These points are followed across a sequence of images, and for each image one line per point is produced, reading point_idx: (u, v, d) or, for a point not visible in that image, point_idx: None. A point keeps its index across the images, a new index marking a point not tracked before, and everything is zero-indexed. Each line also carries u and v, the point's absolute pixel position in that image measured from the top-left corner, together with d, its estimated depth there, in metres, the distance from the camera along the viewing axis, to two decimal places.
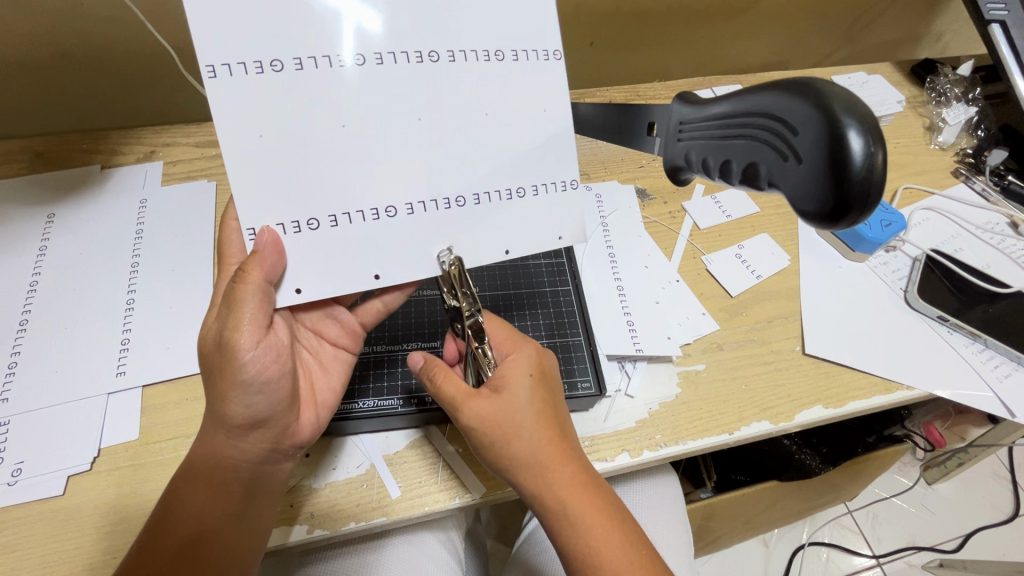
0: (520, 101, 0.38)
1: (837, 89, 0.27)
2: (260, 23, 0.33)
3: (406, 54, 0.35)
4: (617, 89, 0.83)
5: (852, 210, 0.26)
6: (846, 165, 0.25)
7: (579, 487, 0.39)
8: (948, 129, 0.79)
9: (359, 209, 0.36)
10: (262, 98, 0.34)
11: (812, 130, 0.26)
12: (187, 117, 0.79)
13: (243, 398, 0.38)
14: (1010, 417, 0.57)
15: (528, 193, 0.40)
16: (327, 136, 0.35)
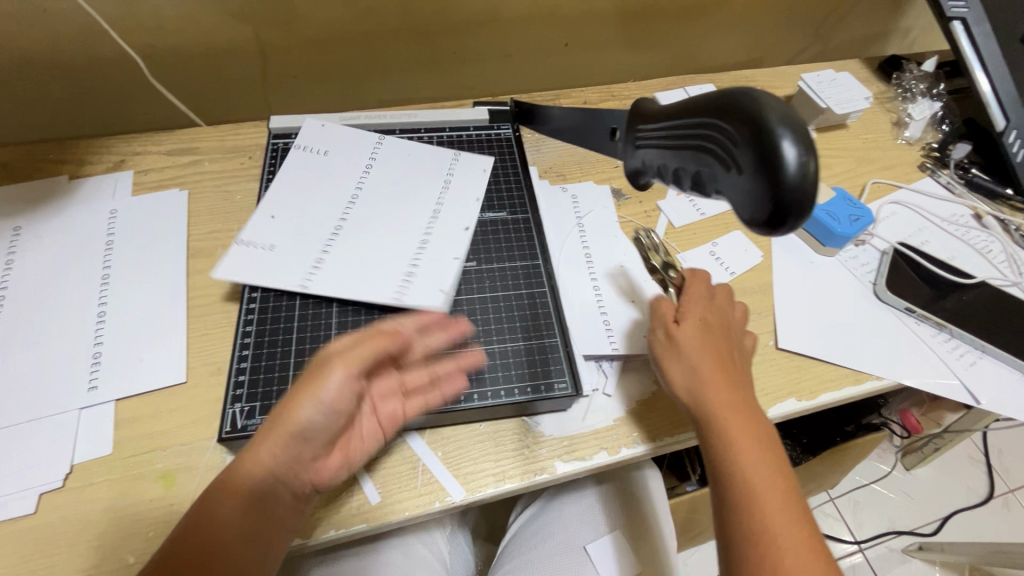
0: (399, 151, 0.64)
1: (773, 99, 0.27)
2: (275, 255, 0.54)
3: (353, 189, 0.60)
4: (592, 89, 0.84)
5: (790, 215, 0.27)
6: (780, 174, 0.26)
7: (753, 424, 0.46)
8: (914, 124, 0.81)
9: (422, 244, 0.56)
10: (332, 267, 0.53)
11: (746, 140, 0.27)
12: (159, 124, 0.78)
13: (311, 418, 0.42)
14: (976, 403, 0.59)
15: (450, 173, 0.63)
16: (375, 245, 0.56)
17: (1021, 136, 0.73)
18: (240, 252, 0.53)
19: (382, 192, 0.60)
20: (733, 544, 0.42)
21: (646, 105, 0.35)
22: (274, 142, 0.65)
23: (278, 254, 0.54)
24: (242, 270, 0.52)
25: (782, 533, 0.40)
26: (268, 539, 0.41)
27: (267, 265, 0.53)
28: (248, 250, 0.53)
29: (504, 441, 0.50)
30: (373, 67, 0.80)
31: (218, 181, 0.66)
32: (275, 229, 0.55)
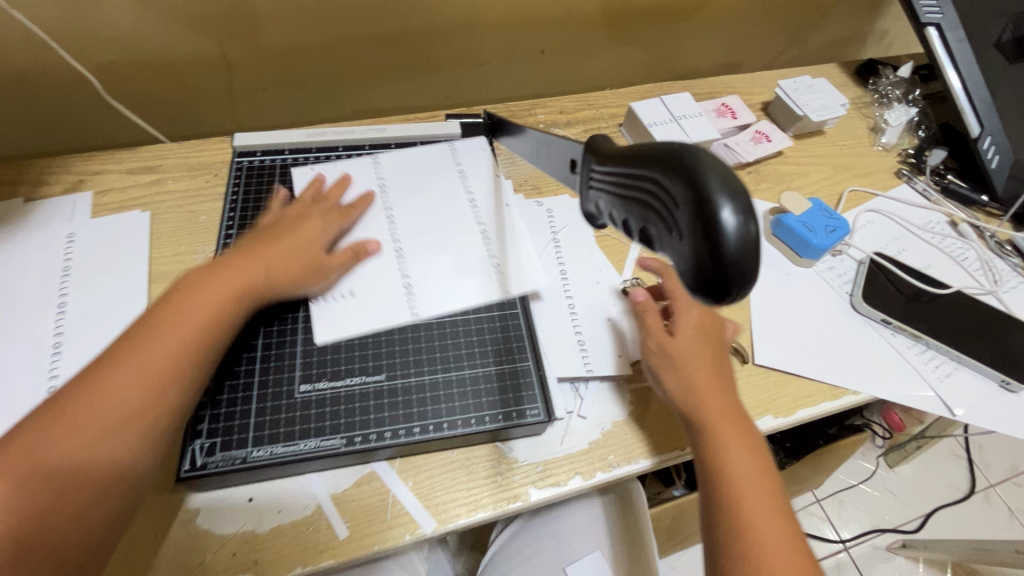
0: (404, 165, 0.63)
1: (718, 165, 0.25)
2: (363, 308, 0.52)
3: (390, 214, 0.58)
4: (568, 97, 0.82)
5: (732, 288, 0.24)
6: (720, 245, 0.23)
7: (738, 426, 0.47)
8: (891, 130, 0.81)
9: (494, 247, 0.58)
10: (439, 300, 0.53)
11: (687, 206, 0.24)
12: (125, 140, 0.76)
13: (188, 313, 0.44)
14: (951, 414, 0.59)
15: (459, 169, 0.63)
16: (458, 259, 0.56)
17: (995, 142, 0.73)
18: (319, 308, 0.51)
19: (414, 205, 0.60)
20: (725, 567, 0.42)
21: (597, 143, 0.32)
22: (238, 161, 0.63)
23: (363, 295, 0.53)
24: (330, 322, 0.51)
25: (770, 550, 0.42)
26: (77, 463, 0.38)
27: (356, 312, 0.52)
28: (324, 304, 0.52)
29: (477, 469, 0.49)
30: (344, 77, 0.78)
31: (182, 201, 0.64)
32: (346, 283, 0.53)
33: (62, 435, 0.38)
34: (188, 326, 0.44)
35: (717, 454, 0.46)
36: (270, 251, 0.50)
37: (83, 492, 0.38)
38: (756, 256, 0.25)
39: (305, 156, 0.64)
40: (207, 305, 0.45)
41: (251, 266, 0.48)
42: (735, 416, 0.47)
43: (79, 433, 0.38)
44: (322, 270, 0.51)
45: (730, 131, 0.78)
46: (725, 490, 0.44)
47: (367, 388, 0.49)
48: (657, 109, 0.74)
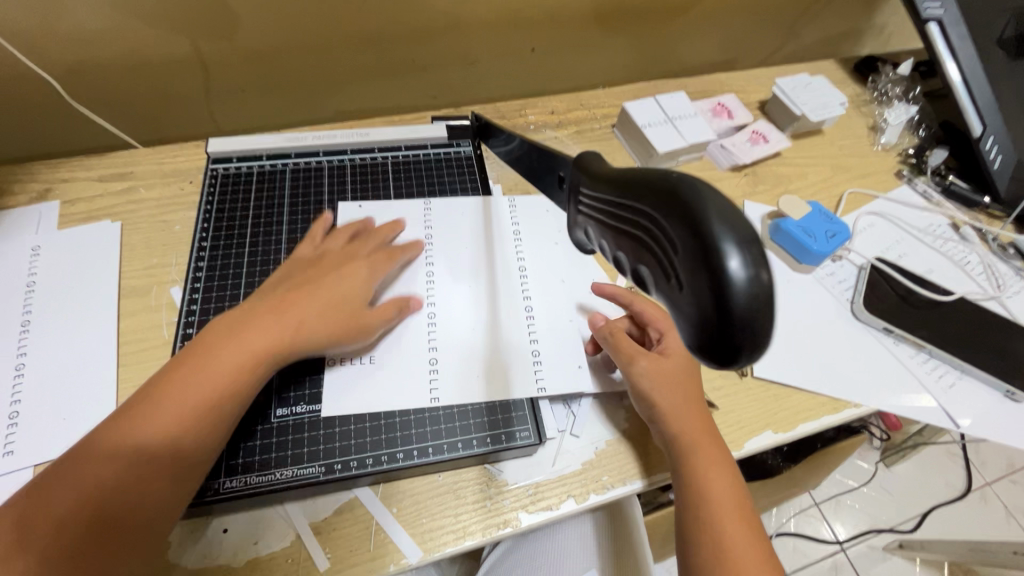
0: (452, 215, 0.60)
1: (723, 200, 0.19)
2: (376, 379, 0.48)
3: (425, 270, 0.55)
4: (560, 97, 0.80)
5: (740, 357, 0.19)
6: (724, 301, 0.18)
7: (713, 451, 0.45)
8: (891, 129, 0.79)
9: (529, 314, 0.54)
10: (455, 372, 0.50)
11: (687, 250, 0.19)
12: (101, 146, 0.74)
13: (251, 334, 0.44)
14: (955, 426, 0.57)
15: (515, 225, 0.60)
16: (484, 327, 0.52)
17: (998, 142, 0.71)
18: (332, 378, 0.48)
19: (452, 260, 0.57)
20: None
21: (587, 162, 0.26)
22: (213, 168, 0.60)
23: (383, 367, 0.49)
24: (346, 396, 0.47)
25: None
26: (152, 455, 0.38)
27: (373, 384, 0.48)
28: (342, 372, 0.48)
29: (465, 493, 0.46)
30: (327, 78, 0.75)
31: (156, 210, 0.61)
32: (364, 349, 0.50)
33: (141, 424, 0.39)
34: (269, 330, 0.44)
35: (695, 477, 0.43)
36: (311, 300, 0.47)
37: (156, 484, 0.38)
38: (772, 316, 0.19)
39: (283, 162, 0.61)
40: (274, 324, 0.45)
41: (287, 317, 0.46)
42: (711, 438, 0.46)
43: (161, 425, 0.39)
44: (364, 327, 0.48)
45: (727, 131, 0.75)
46: (705, 517, 0.42)
47: (347, 412, 0.47)
48: (651, 109, 0.71)
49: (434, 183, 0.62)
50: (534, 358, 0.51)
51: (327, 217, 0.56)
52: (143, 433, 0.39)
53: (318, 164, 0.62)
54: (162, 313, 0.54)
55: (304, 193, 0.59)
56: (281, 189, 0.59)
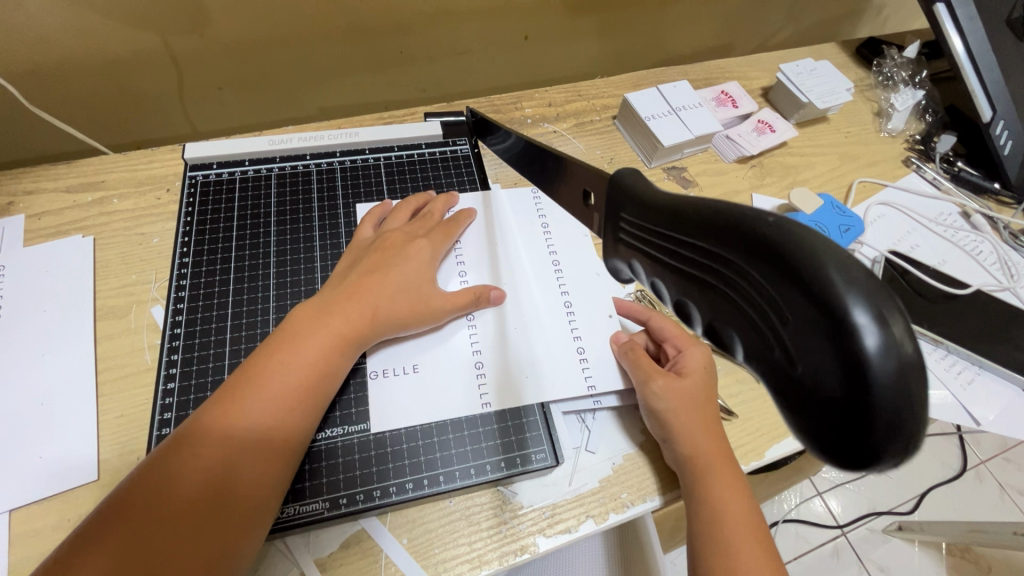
0: (482, 211, 0.57)
1: (846, 260, 0.16)
2: (421, 390, 0.46)
3: (462, 272, 0.53)
4: (556, 88, 0.76)
5: (883, 458, 0.16)
6: (865, 396, 0.15)
7: (724, 466, 0.42)
8: (897, 115, 0.76)
9: (569, 311, 0.52)
10: (502, 378, 0.47)
11: (806, 326, 0.16)
12: (66, 149, 0.69)
13: (323, 324, 0.43)
14: (975, 424, 0.56)
15: (544, 218, 0.57)
16: (526, 328, 0.50)
17: (1008, 127, 0.70)
18: (378, 389, 0.46)
19: (487, 258, 0.54)
20: None
21: (630, 187, 0.23)
22: (192, 176, 0.56)
23: (429, 374, 0.47)
24: (391, 407, 0.45)
25: None
26: (250, 441, 0.37)
27: (420, 394, 0.46)
28: (386, 383, 0.46)
29: (478, 519, 0.44)
30: (311, 73, 0.71)
31: (130, 222, 0.56)
32: (403, 360, 0.47)
33: (241, 406, 0.38)
34: (353, 318, 0.44)
35: (706, 497, 0.41)
36: (383, 285, 0.46)
37: (255, 473, 0.37)
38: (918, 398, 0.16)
39: (268, 167, 0.57)
40: (350, 311, 0.44)
41: (365, 304, 0.45)
42: (730, 460, 0.43)
43: (257, 411, 0.38)
44: (434, 313, 0.47)
45: (731, 121, 0.72)
46: (715, 539, 0.39)
47: (397, 429, 0.45)
48: (654, 100, 0.68)
49: (431, 184, 0.58)
50: (580, 358, 0.49)
51: (386, 202, 0.55)
52: (243, 416, 0.38)
53: (306, 168, 0.58)
54: (143, 336, 0.50)
55: (291, 198, 0.55)
56: (267, 196, 0.55)
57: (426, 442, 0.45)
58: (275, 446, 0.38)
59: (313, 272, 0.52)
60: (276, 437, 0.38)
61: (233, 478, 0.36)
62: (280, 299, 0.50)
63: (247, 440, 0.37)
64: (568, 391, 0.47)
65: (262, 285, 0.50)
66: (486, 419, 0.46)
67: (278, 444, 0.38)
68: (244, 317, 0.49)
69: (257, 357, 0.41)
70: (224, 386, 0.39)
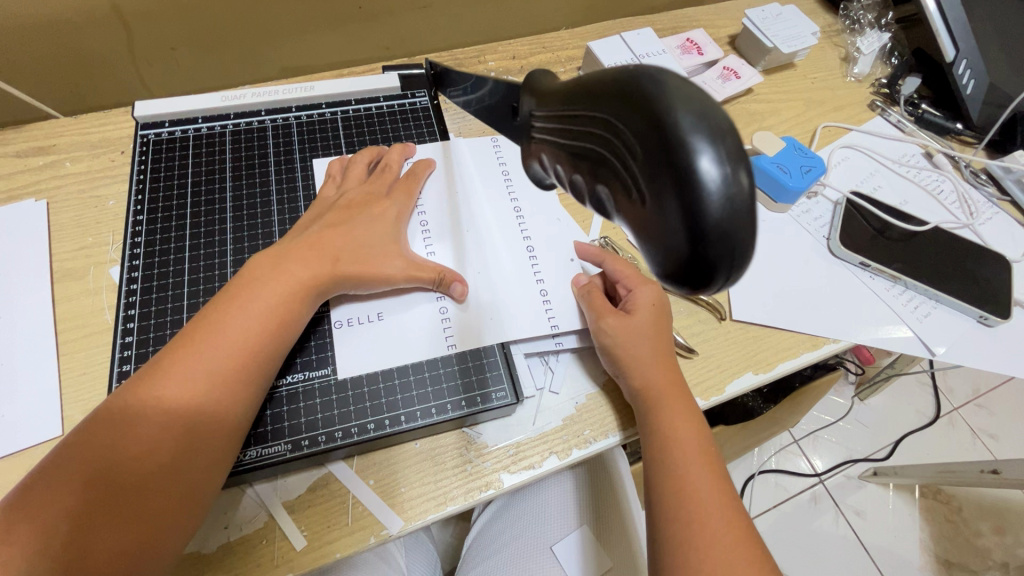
0: (444, 161, 0.57)
1: (693, 103, 0.18)
2: (385, 336, 0.47)
3: (424, 225, 0.52)
4: (520, 40, 0.75)
5: (718, 273, 0.18)
6: (699, 214, 0.17)
7: (675, 395, 0.43)
8: (864, 59, 0.76)
9: (531, 256, 0.52)
10: (463, 323, 0.48)
11: (653, 161, 0.18)
12: (17, 116, 0.67)
13: (280, 270, 0.43)
14: (930, 354, 0.57)
15: (506, 166, 0.57)
16: (487, 273, 0.50)
17: (971, 66, 0.70)
18: (342, 336, 0.46)
19: (450, 208, 0.54)
20: (660, 549, 0.38)
21: (537, 85, 0.25)
22: (143, 134, 0.55)
23: (392, 322, 0.47)
24: (354, 354, 0.46)
25: (712, 529, 0.37)
26: (205, 380, 0.37)
27: (384, 340, 0.47)
28: (349, 331, 0.47)
29: (444, 458, 0.45)
30: (267, 31, 0.69)
31: (84, 185, 0.55)
32: (366, 309, 0.48)
33: (199, 348, 0.38)
34: (311, 263, 0.44)
35: (658, 426, 0.42)
36: (345, 229, 0.47)
37: (213, 411, 0.37)
38: (753, 222, 0.18)
39: (222, 123, 0.56)
40: (306, 257, 0.44)
41: (325, 254, 0.44)
42: (672, 370, 0.44)
43: (214, 350, 0.38)
44: (386, 274, 0.46)
45: (697, 69, 0.72)
46: (665, 463, 0.41)
47: (359, 373, 0.45)
48: (617, 48, 0.67)
49: (390, 136, 0.58)
50: (542, 299, 0.50)
51: (344, 156, 0.55)
52: (198, 355, 0.38)
53: (262, 124, 0.57)
54: (103, 296, 0.49)
55: (247, 154, 0.55)
56: (222, 152, 0.55)
57: (388, 384, 0.45)
58: (236, 387, 0.39)
59: (270, 226, 0.51)
60: (234, 375, 0.39)
61: (190, 413, 0.37)
62: (238, 253, 0.50)
63: (204, 379, 0.37)
64: (530, 331, 0.48)
65: (219, 240, 0.50)
66: (450, 365, 0.47)
67: (236, 382, 0.39)
68: (201, 272, 0.48)
69: (216, 300, 0.41)
70: (185, 328, 0.40)
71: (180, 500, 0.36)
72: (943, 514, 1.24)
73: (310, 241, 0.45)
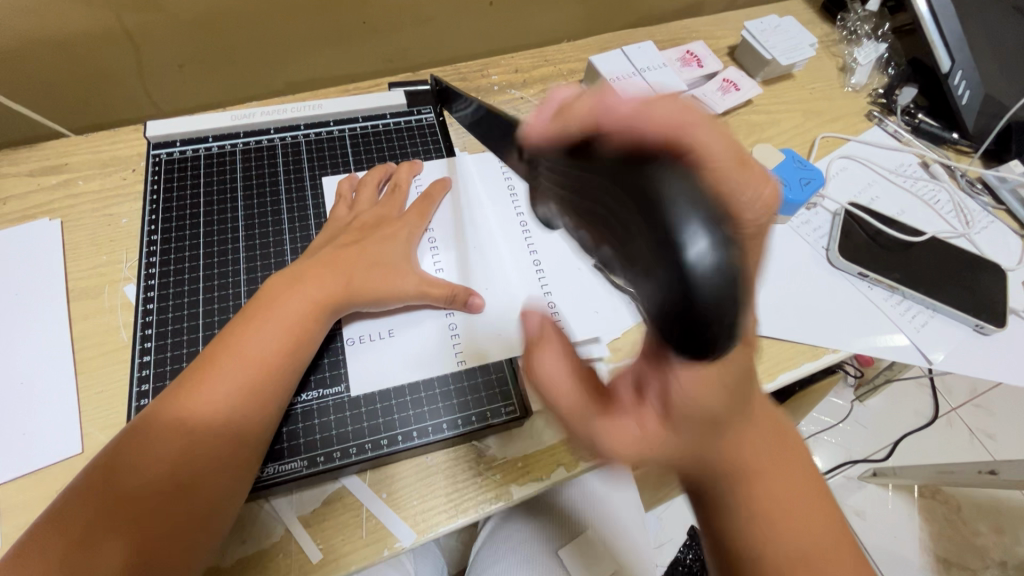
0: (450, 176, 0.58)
1: (684, 192, 0.20)
2: (397, 353, 0.48)
3: (431, 242, 0.53)
4: (523, 53, 0.76)
5: (715, 342, 0.21)
6: (693, 295, 0.20)
7: (768, 440, 0.33)
8: (859, 70, 0.77)
9: (538, 270, 0.53)
10: (473, 338, 0.49)
11: (653, 249, 0.20)
12: (25, 133, 0.67)
13: (297, 292, 0.44)
14: (927, 363, 0.59)
15: (511, 180, 0.59)
16: (496, 288, 0.52)
17: (966, 77, 0.71)
18: (355, 354, 0.47)
19: (456, 224, 0.55)
20: None
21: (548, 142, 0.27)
22: (155, 154, 0.56)
23: (403, 339, 0.49)
24: (366, 371, 0.47)
25: None
26: (223, 403, 0.39)
27: (396, 357, 0.48)
28: (361, 348, 0.48)
29: (455, 471, 0.46)
30: (273, 48, 0.70)
31: (97, 203, 0.56)
32: (377, 326, 0.49)
33: (220, 368, 0.39)
34: (326, 285, 0.45)
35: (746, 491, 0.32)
36: (359, 251, 0.48)
37: (231, 433, 0.38)
38: (745, 294, 0.21)
39: (232, 142, 0.57)
40: (321, 279, 0.45)
41: (339, 274, 0.46)
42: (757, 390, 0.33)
43: (232, 373, 0.39)
44: (398, 292, 0.47)
45: (696, 81, 0.73)
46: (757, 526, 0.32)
47: (372, 390, 0.46)
48: (619, 62, 0.68)
49: (397, 152, 0.59)
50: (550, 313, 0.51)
51: (353, 174, 0.56)
52: (217, 378, 0.39)
53: (271, 143, 0.58)
54: (118, 314, 0.50)
55: (257, 172, 0.56)
56: (233, 170, 0.56)
57: (400, 400, 0.46)
58: (256, 405, 0.40)
59: (282, 244, 0.52)
60: (251, 399, 0.39)
61: (209, 435, 0.38)
62: (250, 271, 0.51)
63: (222, 402, 0.39)
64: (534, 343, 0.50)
65: (232, 258, 0.51)
66: (461, 381, 0.48)
67: (254, 405, 0.39)
68: (215, 291, 0.49)
69: (234, 322, 0.42)
70: (206, 350, 0.41)
71: (201, 522, 0.36)
72: (941, 513, 1.25)
73: (325, 262, 0.46)
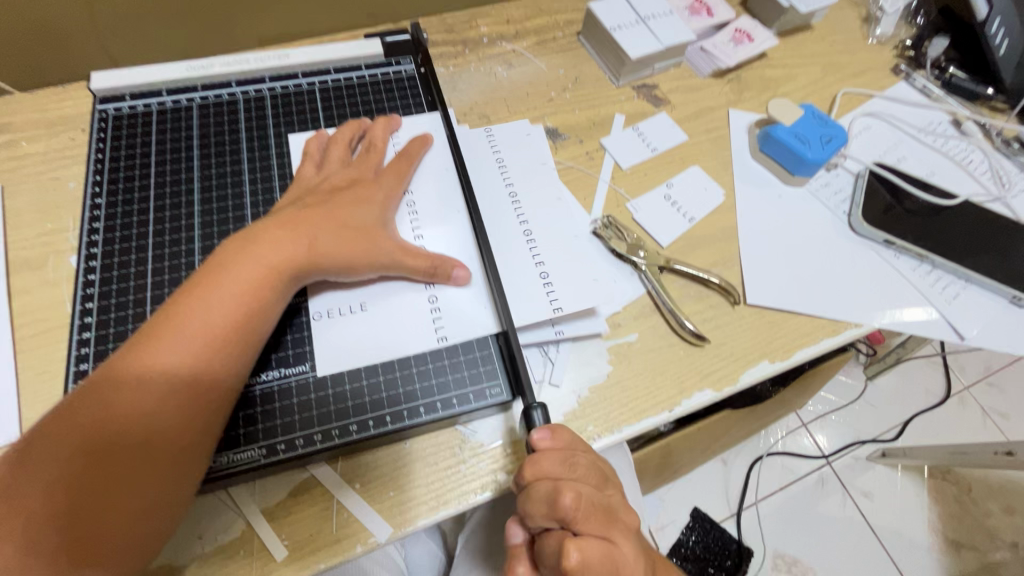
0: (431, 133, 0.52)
1: None
2: (368, 329, 0.43)
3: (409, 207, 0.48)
4: (515, 3, 0.69)
5: None
6: None
7: None
8: (886, 19, 0.70)
9: None
10: (454, 312, 0.44)
11: None
12: None
13: (251, 256, 0.38)
14: (960, 339, 0.53)
15: None
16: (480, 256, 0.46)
17: (1005, 26, 0.65)
18: (322, 330, 0.43)
19: (437, 186, 0.49)
20: None
21: None
22: (102, 110, 0.50)
23: (376, 313, 0.43)
24: (334, 349, 0.42)
25: None
26: (164, 385, 0.34)
27: (367, 333, 0.43)
28: (329, 324, 0.43)
29: (436, 459, 0.41)
30: None
31: (42, 165, 0.51)
32: (346, 300, 0.44)
33: (159, 347, 0.34)
34: (285, 248, 0.39)
35: None
36: (325, 212, 0.42)
37: (174, 418, 0.34)
38: None
39: (188, 97, 0.51)
40: (279, 242, 0.39)
41: (300, 237, 0.40)
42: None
43: (173, 351, 0.34)
44: (367, 260, 0.42)
45: (706, 32, 0.66)
46: None
47: (340, 370, 0.42)
48: (620, 9, 0.62)
49: (373, 109, 0.53)
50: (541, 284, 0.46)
51: (322, 131, 0.50)
52: (155, 356, 0.34)
53: (231, 97, 0.52)
54: (63, 287, 0.45)
55: (215, 130, 0.50)
56: (188, 128, 0.50)
57: (371, 381, 0.42)
58: (205, 388, 0.35)
59: (242, 209, 0.47)
60: (197, 379, 0.35)
61: (146, 421, 0.33)
62: (206, 238, 0.45)
63: (162, 383, 0.34)
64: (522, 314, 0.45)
65: (186, 224, 0.46)
66: (440, 359, 0.43)
67: (201, 386, 0.35)
68: (166, 260, 0.44)
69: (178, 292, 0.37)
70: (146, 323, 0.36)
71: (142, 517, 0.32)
72: (952, 495, 1.21)
73: (285, 223, 0.40)
